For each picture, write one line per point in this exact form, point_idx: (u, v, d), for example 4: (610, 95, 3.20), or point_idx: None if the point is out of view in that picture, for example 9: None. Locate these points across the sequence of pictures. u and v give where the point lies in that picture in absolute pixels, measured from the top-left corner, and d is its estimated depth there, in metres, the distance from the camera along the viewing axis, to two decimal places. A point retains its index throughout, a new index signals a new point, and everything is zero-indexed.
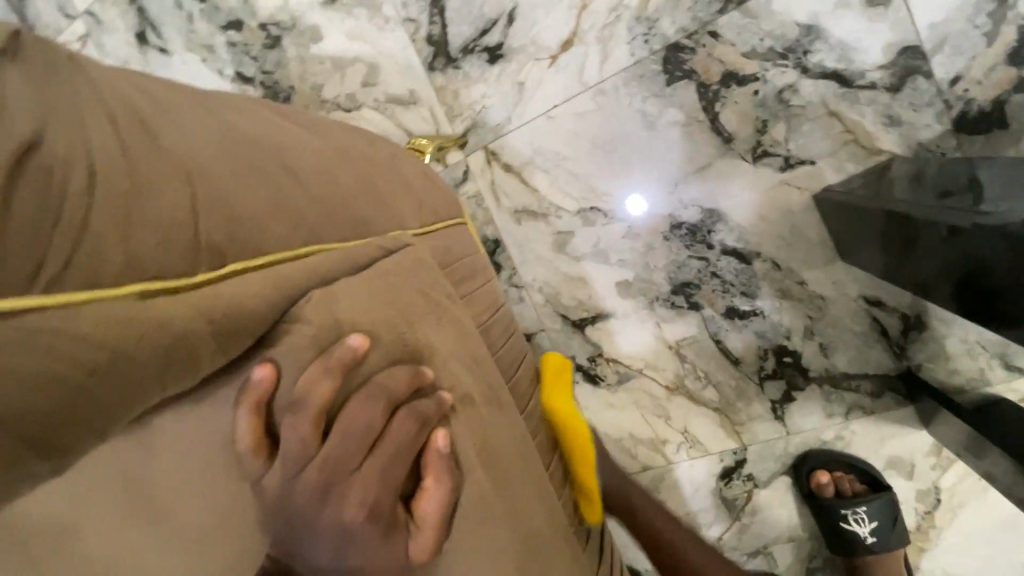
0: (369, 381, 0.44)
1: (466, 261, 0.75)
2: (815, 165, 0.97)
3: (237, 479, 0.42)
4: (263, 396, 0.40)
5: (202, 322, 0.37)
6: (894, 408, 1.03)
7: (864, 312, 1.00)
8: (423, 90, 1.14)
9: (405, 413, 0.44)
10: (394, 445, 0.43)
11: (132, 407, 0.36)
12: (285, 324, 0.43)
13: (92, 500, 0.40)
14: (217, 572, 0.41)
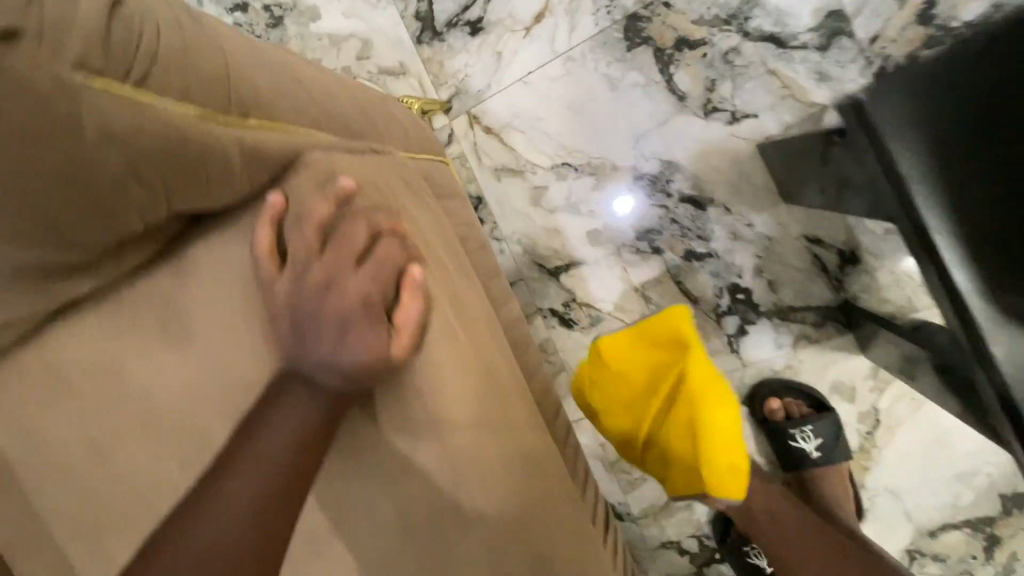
0: (359, 221, 0.60)
1: (447, 185, 0.86)
2: (758, 118, 1.09)
3: (246, 297, 0.61)
4: (277, 214, 0.59)
5: (236, 139, 0.55)
6: (836, 336, 1.14)
7: (805, 249, 1.12)
8: (412, 61, 1.27)
9: (386, 242, 0.60)
10: (377, 265, 0.59)
11: (189, 184, 0.54)
12: (296, 168, 0.62)
13: (136, 333, 0.62)
14: (219, 377, 0.61)
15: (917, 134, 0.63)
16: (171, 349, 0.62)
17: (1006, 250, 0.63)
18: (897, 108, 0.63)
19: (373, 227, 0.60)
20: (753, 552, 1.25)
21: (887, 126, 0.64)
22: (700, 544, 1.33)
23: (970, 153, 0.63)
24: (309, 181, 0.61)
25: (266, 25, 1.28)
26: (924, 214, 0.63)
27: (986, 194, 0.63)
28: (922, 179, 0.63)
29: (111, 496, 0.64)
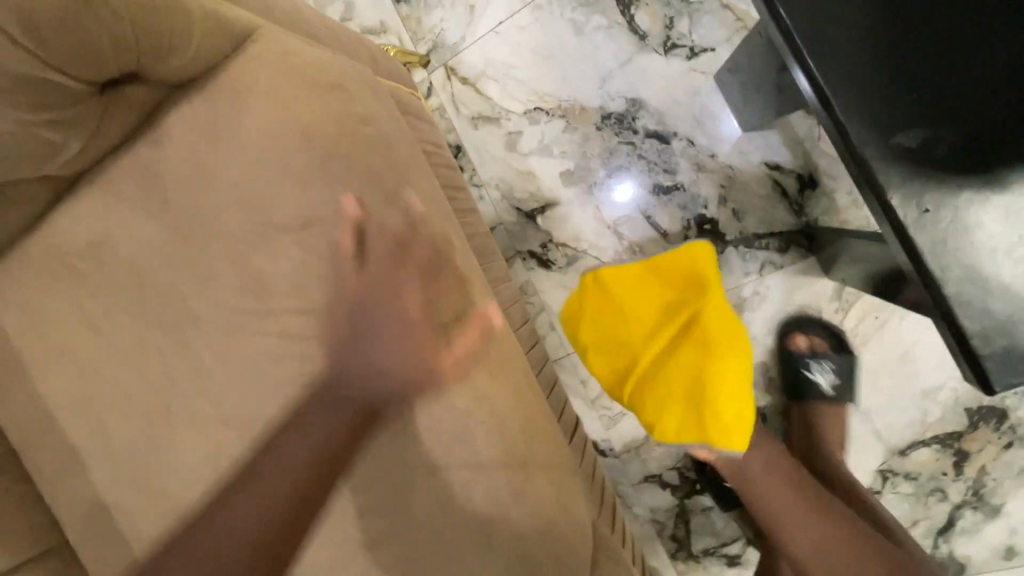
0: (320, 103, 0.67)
1: (415, 106, 0.93)
2: (715, 52, 1.19)
3: (218, 166, 0.66)
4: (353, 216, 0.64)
5: (197, 13, 0.62)
6: (800, 261, 1.19)
7: (766, 175, 1.18)
8: (392, 20, 1.34)
9: (348, 114, 0.68)
10: (341, 140, 0.66)
11: (157, 47, 0.59)
12: (249, 46, 0.68)
13: (122, 208, 0.67)
14: (197, 244, 0.67)
15: (833, 33, 0.59)
16: (156, 222, 0.67)
17: (943, 148, 0.57)
18: (812, 6, 0.59)
19: (330, 110, 0.67)
20: None
21: (800, 30, 0.59)
22: (681, 476, 1.35)
23: (895, 48, 0.58)
24: (273, 66, 0.67)
25: None
26: (847, 121, 0.58)
27: (917, 89, 0.58)
28: (842, 81, 0.58)
29: (104, 373, 0.70)
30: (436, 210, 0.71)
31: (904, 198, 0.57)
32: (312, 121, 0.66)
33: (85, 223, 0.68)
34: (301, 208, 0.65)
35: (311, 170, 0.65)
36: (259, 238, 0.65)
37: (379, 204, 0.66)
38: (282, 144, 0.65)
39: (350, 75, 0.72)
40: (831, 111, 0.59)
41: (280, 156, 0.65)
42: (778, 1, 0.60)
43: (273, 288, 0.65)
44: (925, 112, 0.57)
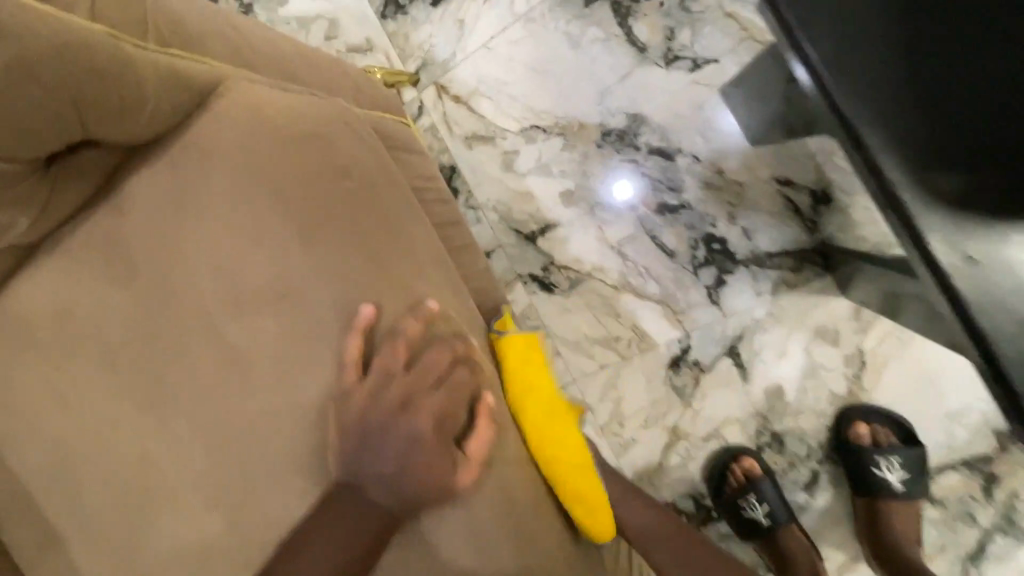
0: (298, 152, 0.61)
1: (406, 137, 0.86)
2: (719, 63, 1.13)
3: (183, 226, 0.59)
4: (367, 324, 0.57)
5: (152, 67, 0.56)
6: (814, 279, 1.14)
7: (777, 192, 1.13)
8: (378, 37, 1.28)
9: (329, 159, 0.62)
10: (321, 191, 0.60)
11: (106, 106, 0.54)
12: (216, 95, 0.62)
13: (79, 272, 0.60)
14: (161, 311, 0.59)
15: (860, 74, 0.58)
16: (114, 287, 0.60)
17: (987, 189, 0.55)
18: (838, 47, 0.59)
19: (307, 161, 0.61)
20: (748, 505, 1.16)
21: (829, 69, 0.59)
22: (697, 504, 1.24)
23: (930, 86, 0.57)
24: (242, 113, 0.61)
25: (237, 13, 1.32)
26: (881, 160, 0.57)
27: (955, 128, 0.56)
28: (873, 121, 0.58)
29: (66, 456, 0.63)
30: (426, 262, 0.64)
31: (943, 238, 0.55)
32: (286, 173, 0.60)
33: (37, 291, 0.61)
34: (275, 270, 0.58)
35: (286, 226, 0.59)
36: (230, 303, 0.58)
37: (359, 261, 0.59)
38: (252, 198, 0.59)
39: (328, 112, 0.65)
40: (861, 150, 0.58)
41: (251, 210, 0.59)
42: (804, 41, 0.60)
43: (249, 361, 0.58)
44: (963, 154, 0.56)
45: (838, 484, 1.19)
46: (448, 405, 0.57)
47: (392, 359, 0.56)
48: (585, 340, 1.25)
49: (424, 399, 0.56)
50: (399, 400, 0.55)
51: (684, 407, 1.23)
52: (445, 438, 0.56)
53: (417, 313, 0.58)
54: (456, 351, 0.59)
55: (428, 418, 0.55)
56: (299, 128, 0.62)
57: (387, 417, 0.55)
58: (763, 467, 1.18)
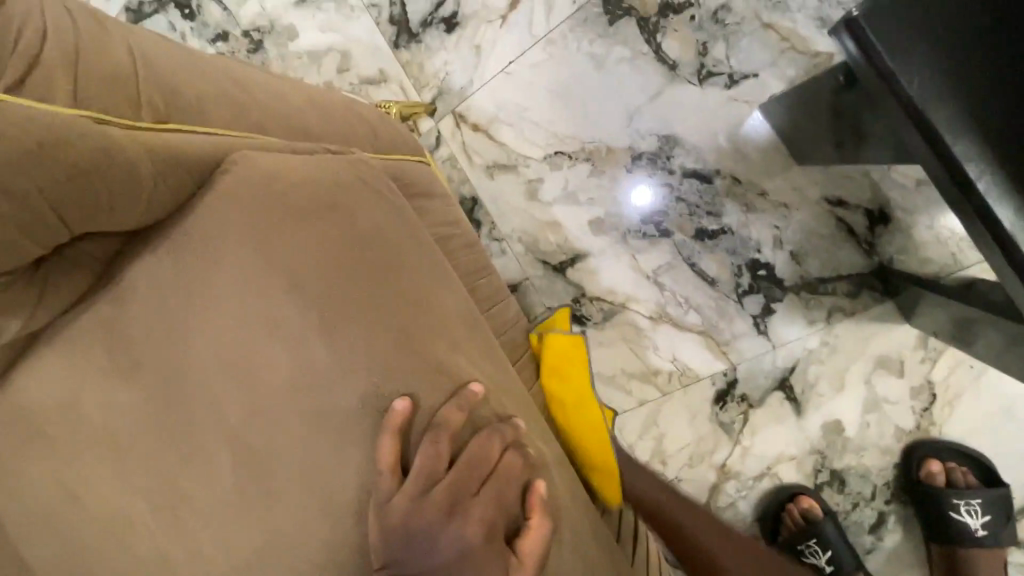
0: (315, 225, 0.55)
1: (427, 180, 0.79)
2: (758, 77, 1.06)
3: (187, 309, 0.53)
4: (402, 421, 0.51)
5: (141, 147, 0.49)
6: (873, 305, 1.06)
7: (829, 213, 1.05)
8: (392, 68, 1.23)
9: (349, 227, 0.56)
10: (340, 266, 0.54)
11: (92, 199, 0.48)
12: (223, 168, 0.56)
13: (73, 363, 0.54)
14: (162, 405, 0.53)
15: (968, 110, 0.52)
16: (109, 380, 0.54)
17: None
18: (941, 81, 0.53)
19: (325, 232, 0.55)
20: (809, 550, 1.08)
21: (932, 104, 0.53)
22: None
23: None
24: (250, 186, 0.55)
25: (248, 51, 1.29)
26: (996, 206, 0.51)
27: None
28: (988, 161, 0.51)
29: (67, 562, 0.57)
30: (457, 329, 0.59)
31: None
32: (303, 248, 0.54)
33: (25, 386, 0.55)
34: (293, 356, 0.52)
35: (304, 308, 0.53)
36: (246, 393, 0.52)
37: (388, 343, 0.53)
38: (265, 279, 0.53)
39: (347, 175, 0.59)
40: (972, 195, 0.52)
41: (264, 290, 0.53)
42: (898, 73, 0.54)
43: (268, 458, 0.52)
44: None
45: (908, 525, 1.09)
46: (499, 504, 0.51)
47: (435, 458, 0.50)
48: (621, 375, 1.17)
49: (471, 502, 0.50)
50: (447, 505, 0.49)
51: (733, 445, 1.13)
52: (498, 542, 0.49)
53: (459, 399, 0.53)
54: (505, 438, 0.54)
55: (477, 523, 0.49)
56: (314, 195, 0.56)
57: (433, 528, 0.48)
58: (824, 508, 1.09)
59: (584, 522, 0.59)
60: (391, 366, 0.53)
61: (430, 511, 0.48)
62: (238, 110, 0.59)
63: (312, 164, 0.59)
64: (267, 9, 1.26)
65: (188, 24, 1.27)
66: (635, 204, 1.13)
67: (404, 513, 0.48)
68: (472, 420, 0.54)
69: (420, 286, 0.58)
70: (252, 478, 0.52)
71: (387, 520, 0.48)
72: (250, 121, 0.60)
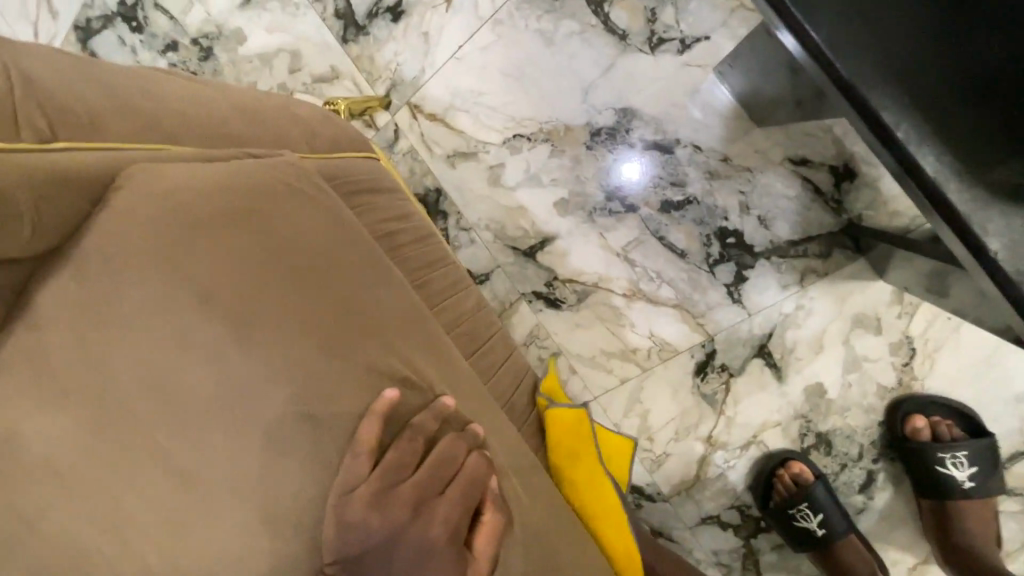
0: (219, 232, 0.52)
1: (371, 174, 0.77)
2: (711, 39, 1.03)
3: (82, 330, 0.50)
4: (386, 413, 0.50)
5: (22, 174, 0.48)
6: (845, 264, 1.04)
7: (793, 173, 1.03)
8: (343, 63, 1.21)
9: (261, 231, 0.54)
10: (249, 273, 0.52)
11: None
12: (116, 184, 0.53)
13: None
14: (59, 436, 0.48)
15: (878, 60, 0.50)
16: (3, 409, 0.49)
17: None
18: (848, 31, 0.49)
19: (232, 239, 0.52)
20: (800, 515, 1.06)
21: (840, 58, 0.50)
22: (743, 515, 1.14)
23: (964, 57, 0.50)
24: (147, 199, 0.52)
25: (198, 59, 1.26)
26: (917, 153, 0.50)
27: (993, 107, 0.50)
28: (903, 110, 0.50)
29: None
30: (394, 327, 0.57)
31: (1002, 244, 0.50)
32: (215, 258, 0.51)
33: None
34: (205, 376, 0.49)
35: (217, 324, 0.50)
36: (170, 412, 0.49)
37: (313, 350, 0.51)
38: (173, 296, 0.50)
39: (267, 178, 0.57)
40: (893, 146, 0.51)
41: (174, 307, 0.49)
42: (805, 26, 0.49)
43: (199, 481, 0.48)
44: (1006, 133, 0.50)
45: (897, 482, 1.08)
46: (464, 505, 0.50)
47: (406, 455, 0.50)
48: (600, 356, 1.15)
49: (435, 502, 0.49)
50: (412, 503, 0.48)
51: (717, 417, 1.12)
52: (459, 542, 0.48)
53: (432, 409, 0.53)
54: (472, 440, 0.53)
55: (441, 521, 0.48)
56: (220, 201, 0.54)
57: (395, 528, 0.47)
58: (815, 472, 1.08)
59: (545, 509, 0.59)
60: (322, 371, 0.51)
61: (395, 509, 0.47)
62: (148, 119, 0.58)
63: (219, 168, 0.56)
64: (213, 15, 1.24)
65: (138, 38, 1.25)
66: (625, 177, 1.10)
67: (366, 509, 0.46)
68: (442, 422, 0.53)
69: (347, 285, 0.56)
70: (183, 505, 0.48)
71: (346, 520, 0.46)
72: (162, 130, 0.59)
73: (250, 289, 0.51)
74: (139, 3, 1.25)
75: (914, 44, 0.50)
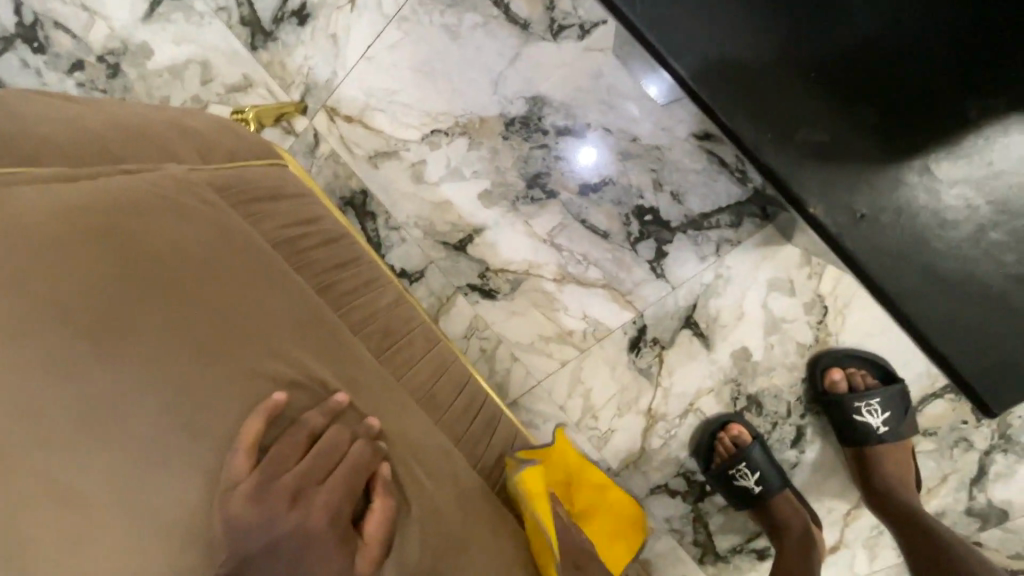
0: (77, 250, 0.52)
1: (270, 180, 0.77)
2: (608, 23, 1.06)
3: None
4: (276, 411, 0.53)
5: None
6: (756, 232, 1.08)
7: (699, 148, 1.07)
8: (255, 71, 1.19)
9: (128, 249, 0.54)
10: (112, 290, 0.52)
11: None
12: None
13: None
14: None
15: (714, 40, 0.50)
16: None
17: (886, 146, 0.51)
18: (668, 13, 0.50)
19: (91, 257, 0.52)
20: (739, 474, 1.10)
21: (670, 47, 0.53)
22: (689, 481, 1.18)
23: (811, 65, 0.51)
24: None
25: (107, 77, 1.22)
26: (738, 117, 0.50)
27: (835, 73, 0.51)
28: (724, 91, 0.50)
29: None
30: (278, 330, 0.58)
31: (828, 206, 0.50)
32: (73, 276, 0.51)
33: None
34: (66, 395, 0.48)
35: (75, 341, 0.49)
36: (33, 436, 0.47)
37: (184, 360, 0.52)
38: (24, 317, 0.48)
39: (140, 195, 0.58)
40: None
41: (22, 326, 0.48)
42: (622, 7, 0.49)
43: (79, 503, 0.48)
44: (847, 96, 0.51)
45: (825, 434, 1.14)
46: (346, 493, 0.52)
47: (291, 449, 0.52)
48: (539, 341, 1.17)
49: (316, 490, 0.51)
50: (291, 493, 0.50)
51: (654, 389, 1.16)
52: (342, 527, 0.51)
53: (322, 407, 0.56)
54: (360, 431, 0.56)
55: (321, 510, 0.50)
56: (80, 219, 0.54)
57: (275, 517, 0.48)
58: (752, 432, 1.13)
59: (448, 490, 0.61)
60: (198, 379, 0.52)
61: (273, 501, 0.49)
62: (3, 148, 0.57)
63: (82, 188, 0.56)
64: (116, 30, 1.20)
65: (39, 58, 1.20)
66: (557, 163, 1.11)
67: (244, 503, 0.48)
68: (332, 418, 0.56)
69: (223, 295, 0.57)
70: (66, 529, 0.47)
71: (229, 517, 0.48)
72: (19, 153, 0.58)
73: (111, 306, 0.51)
74: (38, 22, 1.20)
75: (754, 51, 0.50)
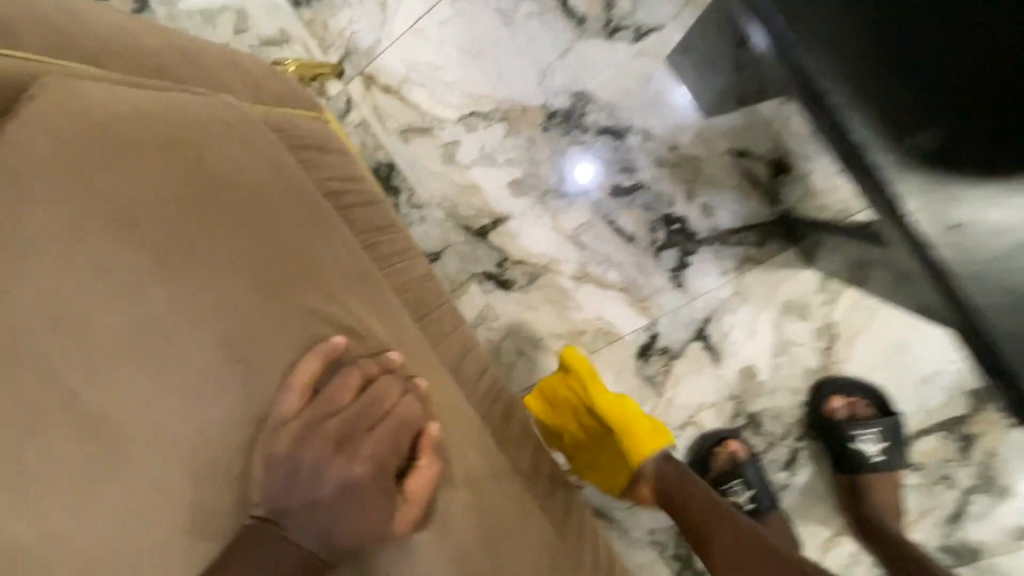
0: (150, 161, 0.50)
1: (321, 132, 0.75)
2: (663, 31, 1.07)
3: None
4: (335, 354, 0.51)
5: None
6: (779, 253, 1.11)
7: (735, 164, 1.10)
8: (294, 28, 1.16)
9: (199, 169, 0.52)
10: (183, 207, 0.50)
11: None
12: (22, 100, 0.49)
13: None
14: None
15: None
16: None
17: None
18: None
19: (165, 169, 0.50)
20: (731, 489, 1.11)
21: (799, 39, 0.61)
22: None
23: None
24: (63, 110, 0.48)
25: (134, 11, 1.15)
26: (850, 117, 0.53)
27: None
28: None
29: None
30: (337, 278, 0.56)
31: None
32: (140, 186, 0.48)
33: None
34: (124, 310, 0.46)
35: (139, 253, 0.47)
36: (76, 345, 0.45)
37: (247, 291, 0.50)
38: (88, 218, 0.46)
39: (210, 117, 0.55)
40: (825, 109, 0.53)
41: (89, 227, 0.46)
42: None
43: (114, 428, 0.45)
44: None
45: (817, 459, 1.16)
46: (393, 446, 0.50)
47: (342, 390, 0.50)
48: (548, 338, 1.16)
49: (363, 439, 0.49)
50: (337, 438, 0.48)
51: (657, 398, 1.16)
52: (387, 480, 0.49)
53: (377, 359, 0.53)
54: (412, 390, 0.54)
55: (367, 460, 0.48)
56: (156, 129, 0.51)
57: (321, 459, 0.46)
58: (749, 450, 1.14)
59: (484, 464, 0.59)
60: (255, 314, 0.50)
61: (320, 443, 0.47)
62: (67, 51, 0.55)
63: (156, 98, 0.54)
64: None
65: None
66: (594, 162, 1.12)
67: (293, 443, 0.46)
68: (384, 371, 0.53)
69: (284, 233, 0.54)
70: (94, 448, 0.45)
71: (274, 453, 0.46)
72: (80, 53, 0.56)
73: (181, 225, 0.49)
74: None
75: None
